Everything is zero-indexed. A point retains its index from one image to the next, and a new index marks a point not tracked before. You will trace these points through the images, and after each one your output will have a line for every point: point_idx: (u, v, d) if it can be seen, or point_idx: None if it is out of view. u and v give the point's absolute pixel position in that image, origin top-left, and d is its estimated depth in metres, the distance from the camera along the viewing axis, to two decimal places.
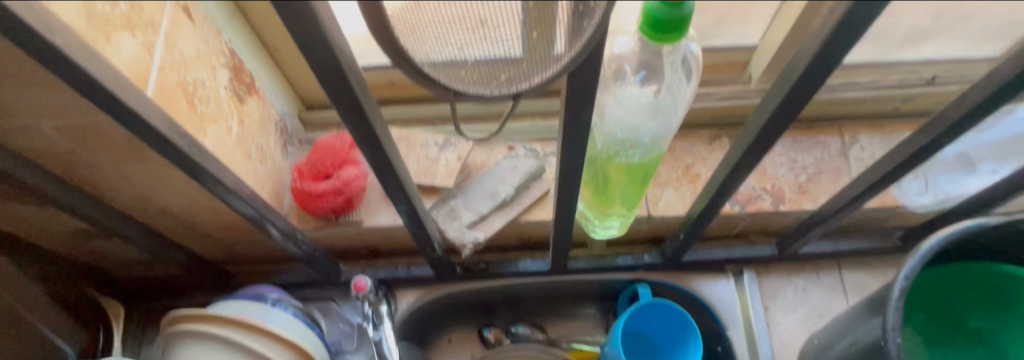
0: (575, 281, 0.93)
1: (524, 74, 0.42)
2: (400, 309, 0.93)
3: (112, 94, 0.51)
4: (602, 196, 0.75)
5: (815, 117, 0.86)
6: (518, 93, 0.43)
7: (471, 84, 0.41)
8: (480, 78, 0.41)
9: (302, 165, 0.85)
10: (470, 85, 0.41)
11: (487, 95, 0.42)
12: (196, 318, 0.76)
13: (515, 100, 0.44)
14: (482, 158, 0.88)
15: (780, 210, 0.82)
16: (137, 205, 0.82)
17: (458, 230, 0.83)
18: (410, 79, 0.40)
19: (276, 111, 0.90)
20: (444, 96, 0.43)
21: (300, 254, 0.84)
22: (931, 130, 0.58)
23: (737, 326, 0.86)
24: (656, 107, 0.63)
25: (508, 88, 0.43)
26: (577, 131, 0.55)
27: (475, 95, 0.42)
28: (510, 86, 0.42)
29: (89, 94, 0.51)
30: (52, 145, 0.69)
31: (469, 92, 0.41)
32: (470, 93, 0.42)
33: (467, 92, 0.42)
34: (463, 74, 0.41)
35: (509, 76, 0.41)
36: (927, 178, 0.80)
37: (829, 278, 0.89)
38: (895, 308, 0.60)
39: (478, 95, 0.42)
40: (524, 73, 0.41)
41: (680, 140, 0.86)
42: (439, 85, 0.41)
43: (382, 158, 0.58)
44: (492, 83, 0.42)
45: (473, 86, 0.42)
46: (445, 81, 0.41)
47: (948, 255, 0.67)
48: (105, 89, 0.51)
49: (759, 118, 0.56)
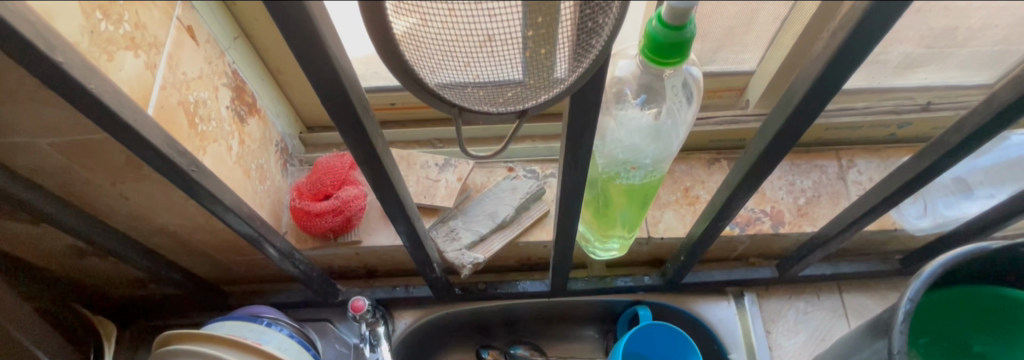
0: (574, 302, 0.93)
1: (530, 93, 0.42)
2: (398, 330, 0.92)
3: (113, 112, 0.51)
4: (602, 216, 0.75)
5: (813, 142, 0.86)
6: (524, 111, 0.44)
7: (477, 100, 0.42)
8: (486, 96, 0.42)
9: (301, 184, 0.84)
10: (476, 102, 0.42)
11: (493, 112, 0.43)
12: (189, 337, 0.74)
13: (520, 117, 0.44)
14: (482, 179, 0.89)
15: (780, 232, 0.81)
16: (134, 224, 0.81)
17: (457, 250, 0.82)
18: (415, 95, 0.40)
19: (278, 131, 0.90)
20: (450, 112, 0.43)
21: (297, 273, 0.84)
22: (930, 155, 0.59)
23: (738, 349, 0.85)
24: (658, 129, 0.63)
25: (513, 106, 0.43)
26: (578, 154, 0.55)
27: (480, 111, 0.43)
28: (516, 103, 0.42)
29: (91, 111, 0.51)
30: (50, 162, 0.68)
31: (474, 108, 0.42)
32: (476, 109, 0.43)
33: (472, 108, 0.42)
34: (469, 91, 0.41)
35: (515, 93, 0.42)
36: (925, 202, 0.80)
37: (829, 301, 0.88)
38: (901, 332, 0.60)
39: (483, 112, 0.43)
40: (530, 91, 0.41)
41: (680, 163, 0.87)
42: (444, 102, 0.41)
43: (383, 178, 0.58)
44: (498, 101, 0.42)
45: (478, 103, 0.42)
46: (451, 98, 0.41)
47: (952, 278, 0.67)
48: (107, 107, 0.51)
49: (760, 142, 0.56)
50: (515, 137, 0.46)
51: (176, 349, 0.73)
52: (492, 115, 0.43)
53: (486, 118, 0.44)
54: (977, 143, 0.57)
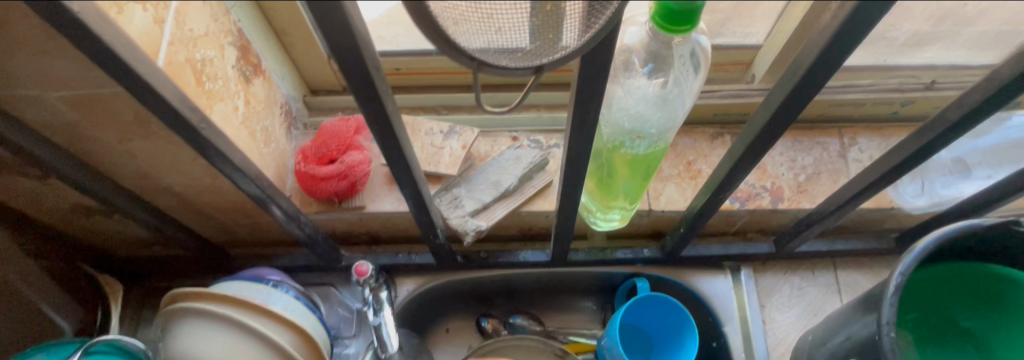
0: (574, 273, 0.94)
1: (549, 46, 0.42)
2: (400, 296, 0.93)
3: (125, 63, 0.52)
4: (605, 186, 0.76)
5: (816, 118, 0.87)
6: (541, 67, 0.44)
7: (498, 55, 0.42)
8: (506, 50, 0.42)
9: (306, 148, 0.85)
10: (496, 56, 0.42)
11: (513, 67, 0.43)
12: (197, 296, 0.75)
13: (538, 74, 0.44)
14: (486, 148, 0.90)
15: (779, 208, 0.83)
16: (140, 183, 0.82)
17: (460, 218, 0.84)
18: (438, 48, 0.40)
19: (282, 93, 0.91)
20: (470, 66, 0.43)
21: (302, 237, 0.85)
22: (929, 131, 0.60)
23: (732, 322, 0.87)
24: (664, 99, 0.64)
25: (532, 61, 0.43)
26: (585, 120, 0.56)
27: (499, 66, 0.43)
28: (534, 59, 0.43)
29: (103, 62, 0.51)
30: (58, 117, 0.68)
31: (495, 62, 0.42)
32: (494, 64, 0.43)
33: (493, 63, 0.42)
34: (490, 45, 0.41)
35: (535, 47, 0.42)
36: (923, 180, 0.82)
37: (824, 277, 0.90)
38: (890, 305, 0.62)
39: (502, 67, 0.43)
40: (549, 45, 0.42)
41: (683, 136, 0.88)
42: (465, 55, 0.42)
43: (392, 139, 0.59)
44: (517, 55, 0.42)
45: (498, 58, 0.42)
46: (473, 52, 0.41)
47: (940, 254, 0.70)
48: (119, 58, 0.51)
49: (764, 114, 0.57)
50: (532, 91, 0.47)
51: (186, 306, 0.74)
52: (510, 70, 0.43)
53: (505, 74, 0.44)
54: (976, 120, 0.57)
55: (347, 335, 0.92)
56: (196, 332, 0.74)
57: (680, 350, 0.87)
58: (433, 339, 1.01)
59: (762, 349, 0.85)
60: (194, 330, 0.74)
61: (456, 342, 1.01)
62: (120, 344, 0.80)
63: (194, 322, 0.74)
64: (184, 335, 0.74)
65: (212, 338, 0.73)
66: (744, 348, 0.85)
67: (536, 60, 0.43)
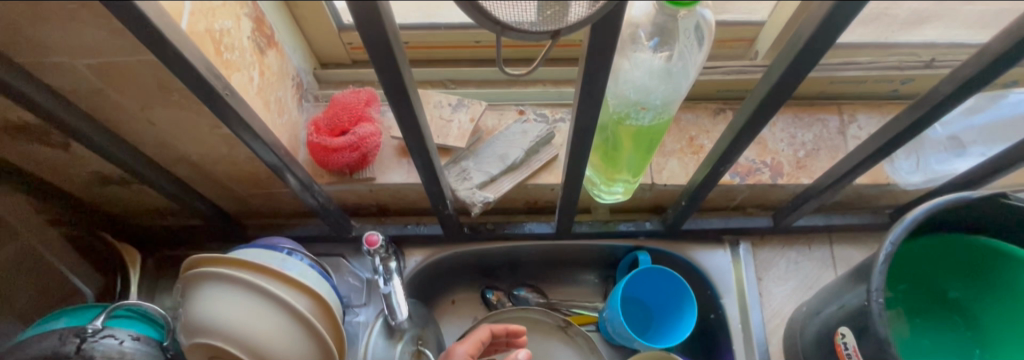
0: (577, 245, 0.97)
1: (566, 13, 0.45)
2: (408, 267, 0.96)
3: (153, 28, 0.54)
4: (610, 159, 0.78)
5: (815, 95, 0.89)
6: (557, 32, 0.48)
7: (519, 19, 0.46)
8: (527, 14, 0.46)
9: (319, 119, 0.87)
10: (518, 19, 0.46)
11: (532, 30, 0.47)
12: (216, 261, 0.78)
13: (554, 38, 0.48)
14: (494, 121, 0.92)
15: (778, 183, 0.85)
16: (159, 152, 0.85)
17: (469, 190, 0.86)
18: (466, 11, 0.45)
19: (294, 66, 0.93)
20: (494, 30, 0.47)
21: (315, 206, 0.88)
22: (923, 105, 0.62)
23: (730, 294, 0.91)
24: (669, 71, 0.66)
25: (550, 25, 0.47)
26: (592, 91, 0.58)
27: (520, 30, 0.47)
28: (551, 24, 0.47)
29: (132, 26, 0.54)
30: (82, 83, 0.70)
31: (516, 26, 0.46)
32: (516, 28, 0.47)
33: (514, 27, 0.47)
34: (513, 10, 0.45)
35: (553, 13, 0.45)
36: (918, 157, 0.85)
37: (820, 251, 0.93)
38: (880, 272, 0.65)
39: (522, 30, 0.47)
40: (566, 11, 0.45)
41: (686, 112, 0.90)
42: (488, 19, 0.45)
43: (406, 106, 0.62)
44: (537, 20, 0.46)
45: (519, 22, 0.46)
46: (496, 16, 0.45)
47: (927, 229, 0.76)
48: (147, 23, 0.53)
49: (764, 86, 0.58)
50: (548, 54, 0.50)
51: (205, 272, 0.77)
52: (530, 33, 0.47)
53: (524, 37, 0.48)
54: (969, 94, 0.59)
55: (357, 304, 0.95)
56: (215, 295, 0.76)
57: (680, 320, 0.90)
58: (440, 309, 1.04)
59: (759, 319, 0.89)
60: (214, 293, 0.76)
61: (463, 312, 1.04)
62: (140, 310, 0.84)
63: (213, 287, 0.77)
64: (204, 300, 0.77)
65: (230, 301, 0.76)
66: (740, 318, 0.89)
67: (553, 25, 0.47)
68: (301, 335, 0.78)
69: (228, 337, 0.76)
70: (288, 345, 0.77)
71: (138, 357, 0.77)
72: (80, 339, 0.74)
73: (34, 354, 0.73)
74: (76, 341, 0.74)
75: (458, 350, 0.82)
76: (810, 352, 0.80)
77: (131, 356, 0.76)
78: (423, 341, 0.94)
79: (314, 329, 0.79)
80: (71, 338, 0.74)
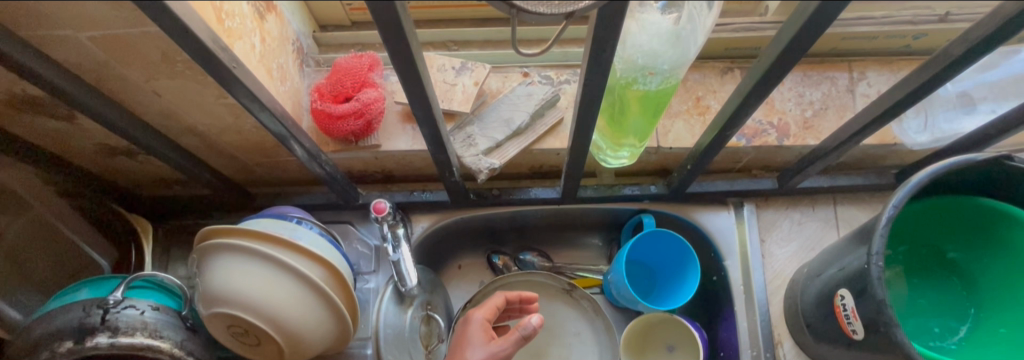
0: (583, 209, 0.98)
1: None
2: (416, 233, 0.97)
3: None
4: (616, 124, 0.78)
5: (826, 52, 0.88)
6: (573, 12, 0.52)
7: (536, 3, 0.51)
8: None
9: (322, 86, 0.86)
10: (534, 4, 0.51)
11: (547, 13, 0.52)
12: (231, 232, 0.79)
13: (570, 17, 0.53)
14: (498, 85, 0.91)
15: (784, 144, 0.85)
16: (165, 123, 0.85)
17: (474, 156, 0.87)
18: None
19: (293, 30, 0.91)
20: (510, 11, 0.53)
21: (323, 175, 0.89)
22: (933, 66, 0.61)
23: (733, 256, 0.92)
24: (678, 35, 0.64)
25: (564, 8, 0.51)
26: (601, 56, 0.57)
27: (537, 12, 0.52)
28: (565, 7, 0.51)
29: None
30: (86, 54, 0.70)
31: (533, 9, 0.51)
32: (533, 11, 0.52)
33: (530, 10, 0.52)
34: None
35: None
36: (927, 116, 0.84)
37: (823, 212, 0.95)
38: (881, 235, 0.65)
39: (539, 13, 0.52)
40: None
41: (694, 72, 0.89)
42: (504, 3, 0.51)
43: (413, 74, 0.62)
44: (551, 3, 0.51)
45: (536, 6, 0.51)
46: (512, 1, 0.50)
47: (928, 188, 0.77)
48: None
49: (774, 48, 0.57)
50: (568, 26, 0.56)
51: (219, 242, 0.78)
52: (545, 16, 0.52)
53: (541, 18, 0.53)
54: (981, 53, 0.58)
55: (367, 271, 0.96)
56: (231, 266, 0.78)
57: (683, 281, 0.93)
58: (447, 275, 1.07)
59: (761, 280, 0.91)
60: (230, 264, 0.78)
61: (470, 276, 1.07)
62: (156, 280, 0.86)
63: (229, 258, 0.78)
64: (219, 270, 0.78)
65: (245, 272, 0.77)
66: (743, 280, 0.91)
67: (567, 7, 0.51)
68: (316, 302, 0.80)
69: (244, 306, 0.77)
70: (304, 312, 0.80)
71: (161, 327, 0.79)
72: (104, 310, 0.76)
73: (60, 325, 0.75)
74: (100, 312, 0.76)
75: (474, 316, 0.84)
76: (809, 314, 0.82)
77: (154, 327, 0.78)
78: (432, 306, 0.98)
79: (329, 298, 0.81)
80: (95, 309, 0.76)
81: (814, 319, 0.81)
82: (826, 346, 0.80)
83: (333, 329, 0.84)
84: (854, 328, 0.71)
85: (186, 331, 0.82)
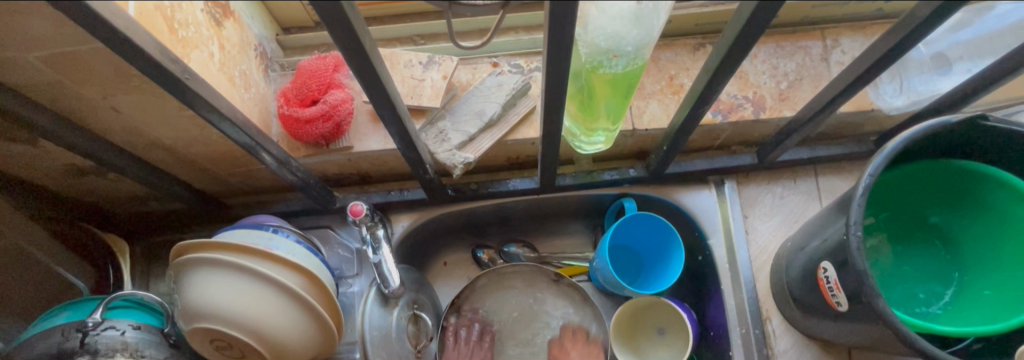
0: (564, 197, 0.97)
1: None
2: (396, 232, 0.95)
3: (102, 18, 0.52)
4: (588, 109, 0.76)
5: (798, 21, 0.86)
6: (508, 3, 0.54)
7: None
8: None
9: (287, 90, 0.84)
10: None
11: (480, 5, 0.54)
12: (204, 246, 0.77)
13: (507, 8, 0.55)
14: (467, 77, 0.89)
15: (760, 118, 0.84)
16: (128, 139, 0.82)
17: (447, 151, 0.85)
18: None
19: (254, 34, 0.88)
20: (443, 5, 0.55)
21: (295, 181, 0.87)
22: (900, 31, 0.60)
23: (717, 234, 0.91)
24: (639, 15, 0.60)
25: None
26: (563, 43, 0.56)
27: (470, 5, 0.54)
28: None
29: (76, 15, 0.52)
30: (38, 76, 0.68)
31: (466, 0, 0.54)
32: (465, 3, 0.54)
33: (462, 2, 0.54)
34: None
35: None
36: (901, 80, 0.84)
37: (805, 184, 0.93)
38: (859, 206, 0.64)
39: (472, 5, 0.54)
40: None
41: (665, 50, 0.87)
42: None
43: (371, 75, 0.61)
44: None
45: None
46: None
47: (908, 153, 0.76)
48: (91, 10, 0.51)
49: (738, 22, 0.56)
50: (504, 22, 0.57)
51: (193, 257, 0.76)
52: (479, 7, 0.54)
53: (473, 10, 0.55)
54: (949, 14, 0.57)
55: (349, 275, 0.95)
56: (206, 280, 0.76)
57: (668, 263, 0.92)
58: (433, 272, 1.06)
59: (745, 256, 0.90)
60: (205, 278, 0.76)
61: (456, 272, 1.06)
62: (137, 299, 0.84)
63: (204, 272, 0.77)
64: (194, 285, 0.77)
65: (221, 285, 0.76)
66: (727, 258, 0.90)
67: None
68: (297, 311, 0.79)
69: (225, 319, 0.76)
70: (285, 321, 0.78)
71: (143, 346, 0.78)
72: (83, 333, 0.75)
73: (39, 352, 0.74)
74: (79, 335, 0.75)
75: None
76: (795, 287, 0.81)
77: (136, 347, 0.78)
78: (419, 305, 0.97)
79: (310, 305, 0.79)
80: (74, 333, 0.75)
81: (800, 293, 0.80)
82: (814, 319, 0.80)
83: (317, 336, 0.83)
84: (839, 300, 0.71)
85: (169, 348, 0.81)
